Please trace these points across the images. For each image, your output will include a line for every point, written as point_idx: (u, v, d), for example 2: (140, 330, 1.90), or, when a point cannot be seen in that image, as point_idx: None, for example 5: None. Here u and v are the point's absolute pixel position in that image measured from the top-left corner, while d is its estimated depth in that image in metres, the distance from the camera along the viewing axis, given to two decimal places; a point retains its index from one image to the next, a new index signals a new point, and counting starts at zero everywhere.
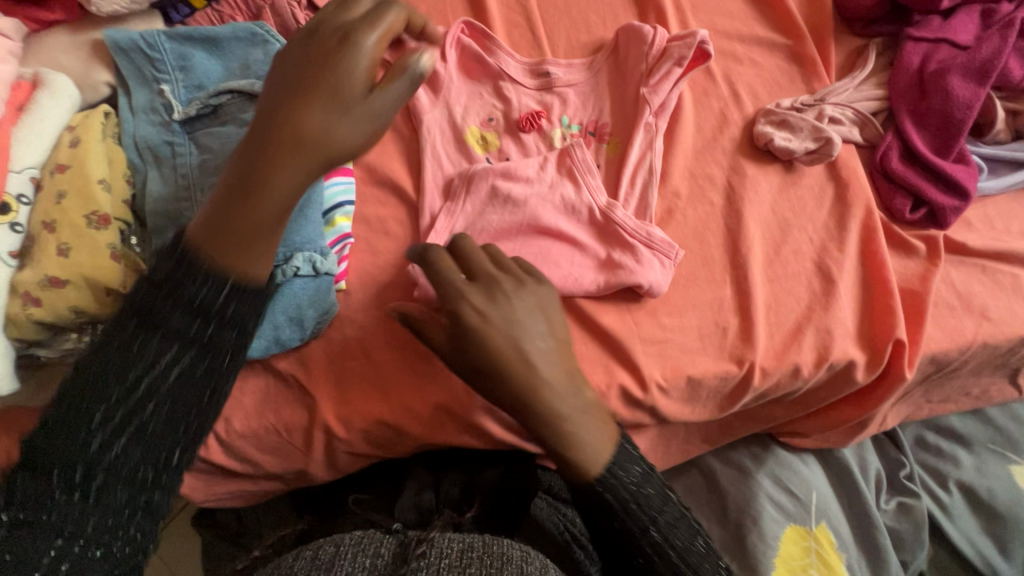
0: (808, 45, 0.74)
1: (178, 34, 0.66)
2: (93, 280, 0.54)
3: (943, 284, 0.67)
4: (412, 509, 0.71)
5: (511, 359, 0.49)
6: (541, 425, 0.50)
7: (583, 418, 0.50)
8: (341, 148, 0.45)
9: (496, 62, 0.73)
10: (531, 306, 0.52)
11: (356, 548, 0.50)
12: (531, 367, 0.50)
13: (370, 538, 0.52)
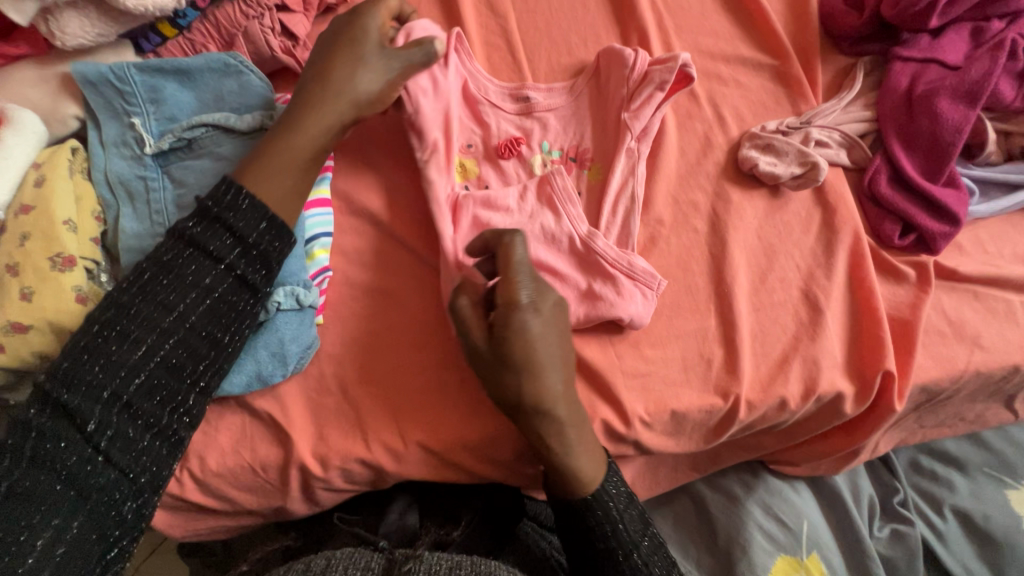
0: (794, 65, 0.72)
1: (149, 65, 0.63)
2: (57, 325, 0.53)
3: (934, 311, 0.65)
4: (395, 532, 0.72)
5: (538, 368, 0.53)
6: (548, 426, 0.55)
7: (582, 436, 0.56)
8: (359, 93, 0.59)
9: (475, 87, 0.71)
10: (550, 324, 0.54)
11: (348, 562, 0.54)
12: (549, 365, 0.54)
13: (359, 555, 0.56)
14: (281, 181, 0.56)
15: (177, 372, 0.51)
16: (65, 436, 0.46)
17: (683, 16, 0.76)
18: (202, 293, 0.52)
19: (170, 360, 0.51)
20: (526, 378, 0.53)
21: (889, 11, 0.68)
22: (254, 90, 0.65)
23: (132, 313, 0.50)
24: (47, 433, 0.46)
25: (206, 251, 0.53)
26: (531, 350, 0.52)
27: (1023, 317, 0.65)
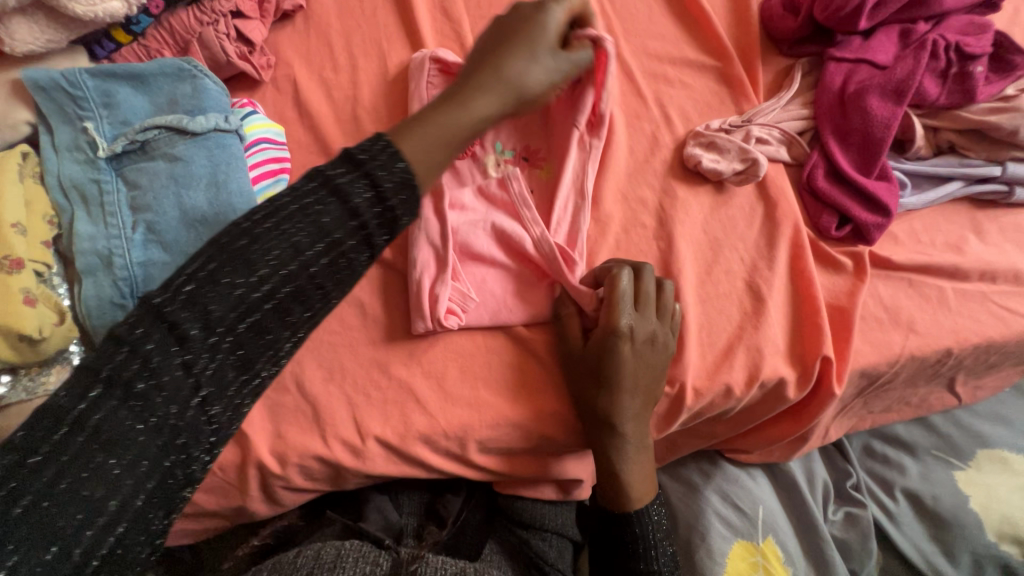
0: (735, 66, 0.75)
1: (101, 70, 0.64)
2: (3, 327, 0.53)
3: (871, 299, 0.68)
4: (382, 530, 0.73)
5: (623, 386, 0.58)
6: (619, 441, 0.60)
7: (641, 451, 0.61)
8: (523, 83, 0.51)
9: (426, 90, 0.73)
10: (648, 350, 0.60)
11: (359, 554, 0.59)
12: (629, 385, 0.59)
13: (367, 549, 0.61)
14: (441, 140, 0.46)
15: (273, 326, 0.42)
16: (166, 369, 0.38)
17: (632, 21, 0.78)
18: (305, 256, 0.41)
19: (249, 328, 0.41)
20: (603, 393, 0.59)
21: (821, 13, 0.71)
22: (208, 93, 0.66)
23: (258, 249, 0.41)
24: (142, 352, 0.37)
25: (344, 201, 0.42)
26: (620, 367, 0.58)
27: (955, 302, 0.69)
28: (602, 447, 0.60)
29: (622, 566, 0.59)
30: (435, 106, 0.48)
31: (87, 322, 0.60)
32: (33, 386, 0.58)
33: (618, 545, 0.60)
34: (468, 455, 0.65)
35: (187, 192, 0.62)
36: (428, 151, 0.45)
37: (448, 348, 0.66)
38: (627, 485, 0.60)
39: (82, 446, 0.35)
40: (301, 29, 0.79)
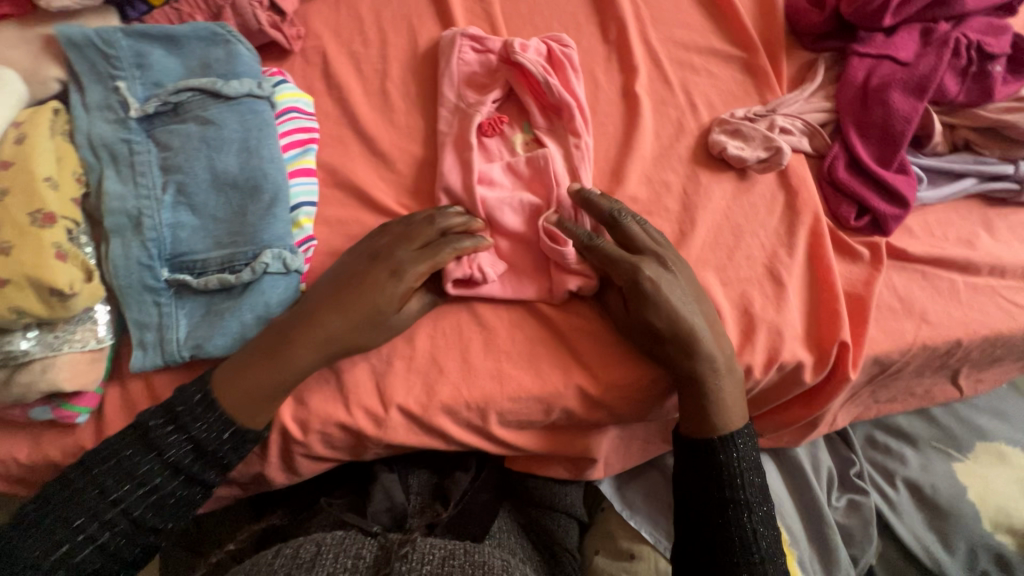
0: (761, 57, 0.77)
1: (135, 31, 0.64)
2: (35, 279, 0.52)
3: (886, 289, 0.70)
4: (385, 513, 0.69)
5: (664, 324, 0.60)
6: (700, 364, 0.61)
7: (726, 370, 0.62)
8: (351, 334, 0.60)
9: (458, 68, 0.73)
10: (678, 281, 0.62)
11: (339, 549, 0.54)
12: (684, 313, 0.61)
13: (351, 541, 0.56)
14: (241, 391, 0.58)
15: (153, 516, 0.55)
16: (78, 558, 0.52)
17: (659, 10, 0.80)
18: (147, 491, 0.55)
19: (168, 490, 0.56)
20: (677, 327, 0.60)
21: (847, 9, 0.73)
22: (241, 59, 0.66)
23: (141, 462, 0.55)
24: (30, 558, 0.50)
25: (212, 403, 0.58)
26: (666, 309, 0.60)
27: (965, 295, 0.71)
28: (683, 378, 0.62)
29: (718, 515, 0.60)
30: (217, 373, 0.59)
31: (112, 281, 0.60)
32: (54, 342, 0.57)
33: (708, 473, 0.62)
34: (489, 428, 0.65)
35: (220, 155, 0.63)
36: (234, 390, 0.58)
37: (473, 322, 0.67)
38: (715, 411, 0.62)
39: None
40: (331, 1, 0.78)
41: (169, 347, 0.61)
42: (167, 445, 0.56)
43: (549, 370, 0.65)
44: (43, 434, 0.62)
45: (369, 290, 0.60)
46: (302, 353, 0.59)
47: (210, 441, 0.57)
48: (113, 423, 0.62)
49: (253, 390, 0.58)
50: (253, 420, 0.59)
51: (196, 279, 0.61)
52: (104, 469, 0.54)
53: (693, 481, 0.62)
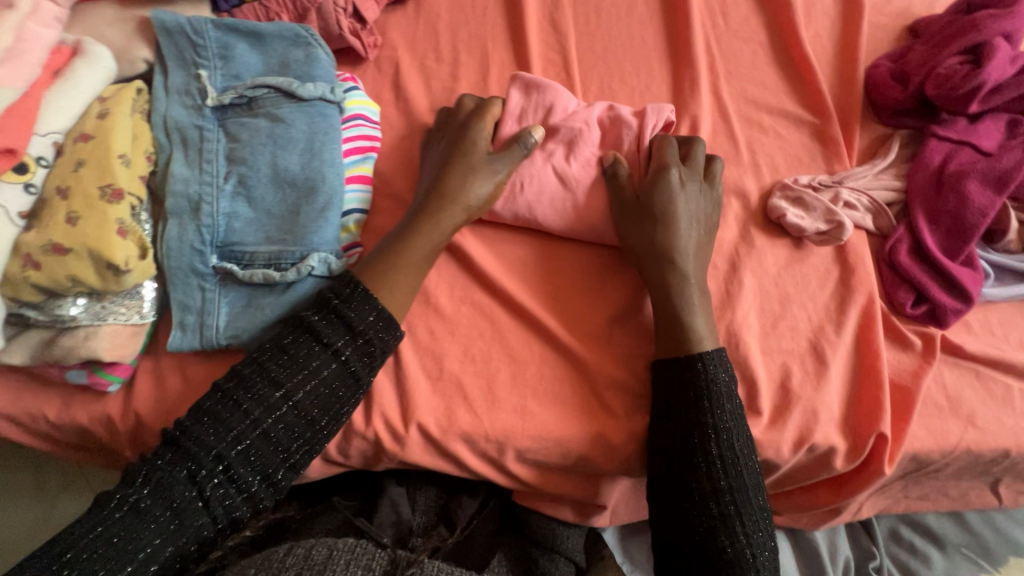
0: (833, 126, 0.75)
1: (225, 24, 0.66)
2: (95, 252, 0.54)
3: (935, 385, 0.66)
4: (391, 526, 0.68)
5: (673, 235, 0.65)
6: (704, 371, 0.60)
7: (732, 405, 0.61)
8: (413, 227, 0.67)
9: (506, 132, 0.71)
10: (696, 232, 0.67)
11: (350, 556, 0.54)
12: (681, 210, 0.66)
13: (362, 549, 0.56)
14: (394, 280, 0.63)
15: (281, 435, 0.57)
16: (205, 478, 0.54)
17: (735, 63, 0.78)
18: (279, 403, 0.57)
19: (272, 434, 0.57)
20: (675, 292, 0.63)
21: (932, 88, 0.70)
22: (319, 63, 0.68)
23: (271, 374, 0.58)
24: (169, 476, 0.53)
25: (318, 339, 0.59)
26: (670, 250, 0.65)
27: (1020, 403, 0.67)
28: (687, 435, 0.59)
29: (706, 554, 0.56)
30: (379, 262, 0.63)
31: (164, 260, 0.62)
32: (101, 312, 0.59)
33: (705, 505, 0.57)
34: (503, 461, 0.65)
35: (284, 153, 0.64)
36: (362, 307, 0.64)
37: (503, 352, 0.66)
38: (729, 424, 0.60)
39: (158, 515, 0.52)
40: (411, 15, 0.80)
41: (207, 333, 0.62)
42: (254, 402, 0.57)
43: (556, 410, 0.64)
44: (74, 396, 0.65)
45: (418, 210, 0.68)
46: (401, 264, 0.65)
47: (335, 357, 0.59)
48: (141, 397, 0.64)
49: (406, 280, 0.64)
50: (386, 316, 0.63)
51: (242, 270, 0.62)
52: (236, 386, 0.57)
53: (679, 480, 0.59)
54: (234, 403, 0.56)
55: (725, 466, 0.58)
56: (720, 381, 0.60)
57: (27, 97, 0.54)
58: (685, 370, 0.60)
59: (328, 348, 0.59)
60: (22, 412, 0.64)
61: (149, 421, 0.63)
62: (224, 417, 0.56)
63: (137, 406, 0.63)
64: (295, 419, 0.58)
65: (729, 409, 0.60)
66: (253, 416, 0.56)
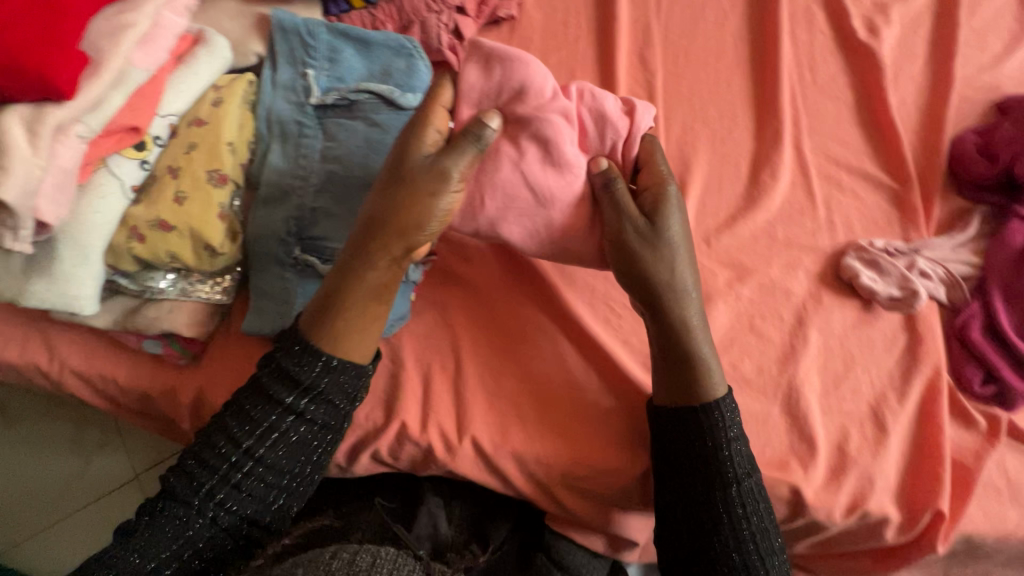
0: (914, 193, 0.74)
1: (336, 29, 0.69)
2: (196, 232, 0.56)
3: (997, 469, 0.65)
4: (428, 539, 0.70)
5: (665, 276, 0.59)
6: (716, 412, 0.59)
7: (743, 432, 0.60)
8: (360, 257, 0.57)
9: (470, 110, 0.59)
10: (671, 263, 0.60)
11: (394, 566, 0.55)
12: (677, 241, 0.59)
13: (404, 561, 0.57)
14: (332, 320, 0.57)
15: (267, 469, 0.56)
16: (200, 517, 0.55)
17: (819, 119, 0.79)
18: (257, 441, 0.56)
19: (255, 472, 0.56)
20: (681, 335, 0.59)
21: (1020, 169, 0.70)
22: (419, 74, 0.70)
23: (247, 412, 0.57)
24: (172, 512, 0.54)
25: (285, 379, 0.56)
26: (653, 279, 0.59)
27: None
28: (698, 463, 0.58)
29: None
30: (334, 303, 0.57)
31: (251, 246, 0.64)
32: (187, 288, 0.62)
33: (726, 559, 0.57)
34: (550, 485, 0.65)
35: (376, 157, 0.66)
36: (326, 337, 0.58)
37: (561, 377, 0.67)
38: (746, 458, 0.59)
39: (163, 548, 0.53)
40: (505, 36, 0.82)
41: (282, 321, 0.64)
42: (231, 442, 0.56)
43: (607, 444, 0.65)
44: (145, 364, 0.67)
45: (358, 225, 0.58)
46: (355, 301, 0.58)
47: (315, 389, 0.56)
48: (209, 374, 0.66)
49: (355, 319, 0.57)
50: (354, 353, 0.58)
51: (324, 265, 0.64)
52: (221, 424, 0.57)
53: (695, 533, 0.58)
54: (224, 431, 0.57)
55: (744, 515, 0.57)
56: (727, 417, 0.59)
57: (155, 79, 0.58)
58: (691, 416, 0.59)
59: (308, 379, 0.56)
60: (94, 373, 0.67)
61: (213, 399, 0.65)
62: (208, 456, 0.56)
63: (205, 382, 0.65)
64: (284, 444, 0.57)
65: (732, 434, 0.59)
66: (235, 453, 0.56)
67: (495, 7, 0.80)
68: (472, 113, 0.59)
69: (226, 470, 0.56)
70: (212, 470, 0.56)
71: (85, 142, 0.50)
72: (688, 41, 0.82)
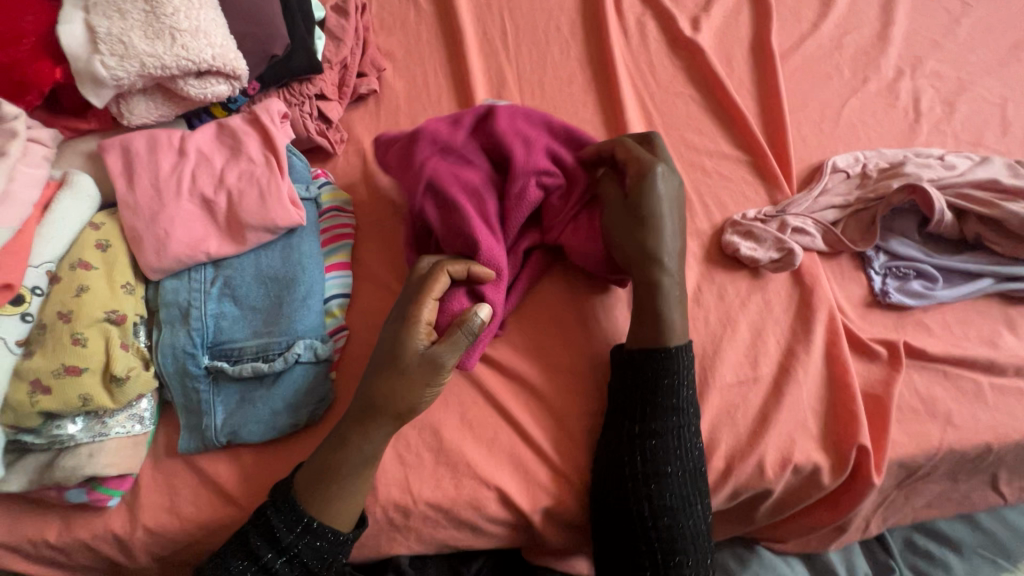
0: (769, 161, 0.82)
1: (205, 141, 0.71)
2: (102, 368, 0.59)
3: (907, 388, 0.69)
4: None
5: (653, 244, 0.65)
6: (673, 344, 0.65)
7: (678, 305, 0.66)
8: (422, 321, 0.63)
9: (129, 164, 0.68)
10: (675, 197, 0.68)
11: None
12: (664, 206, 0.66)
13: None
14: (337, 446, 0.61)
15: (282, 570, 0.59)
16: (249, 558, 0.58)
17: (671, 116, 0.86)
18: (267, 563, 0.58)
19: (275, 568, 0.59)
20: (654, 259, 0.65)
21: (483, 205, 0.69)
22: (294, 167, 0.75)
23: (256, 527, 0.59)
24: (259, 533, 0.59)
25: (274, 534, 0.59)
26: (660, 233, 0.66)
27: (991, 397, 0.70)
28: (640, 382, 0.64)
29: (634, 484, 0.62)
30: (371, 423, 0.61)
31: (158, 367, 0.64)
32: (101, 429, 0.60)
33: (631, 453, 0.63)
34: (519, 505, 0.65)
35: (265, 257, 0.69)
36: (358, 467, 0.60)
37: (529, 445, 0.68)
38: (670, 325, 0.65)
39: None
40: (373, 109, 0.87)
41: (208, 433, 0.64)
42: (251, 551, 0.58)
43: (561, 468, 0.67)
44: (75, 516, 0.63)
45: (381, 392, 0.61)
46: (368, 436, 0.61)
47: (312, 555, 0.60)
48: (147, 507, 0.63)
49: (395, 406, 0.60)
50: (336, 512, 0.60)
51: (232, 366, 0.65)
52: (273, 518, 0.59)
53: (624, 444, 0.63)
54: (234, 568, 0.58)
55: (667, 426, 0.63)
56: (683, 368, 0.64)
57: (21, 236, 0.60)
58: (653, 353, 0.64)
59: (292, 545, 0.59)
60: (21, 539, 0.62)
61: (160, 530, 0.63)
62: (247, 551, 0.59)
63: (145, 521, 0.63)
64: (276, 540, 0.59)
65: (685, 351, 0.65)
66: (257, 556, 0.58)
67: (356, 86, 0.86)
68: (128, 148, 0.68)
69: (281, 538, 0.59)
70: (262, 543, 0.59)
71: (16, 352, 0.58)
72: (541, 75, 0.90)
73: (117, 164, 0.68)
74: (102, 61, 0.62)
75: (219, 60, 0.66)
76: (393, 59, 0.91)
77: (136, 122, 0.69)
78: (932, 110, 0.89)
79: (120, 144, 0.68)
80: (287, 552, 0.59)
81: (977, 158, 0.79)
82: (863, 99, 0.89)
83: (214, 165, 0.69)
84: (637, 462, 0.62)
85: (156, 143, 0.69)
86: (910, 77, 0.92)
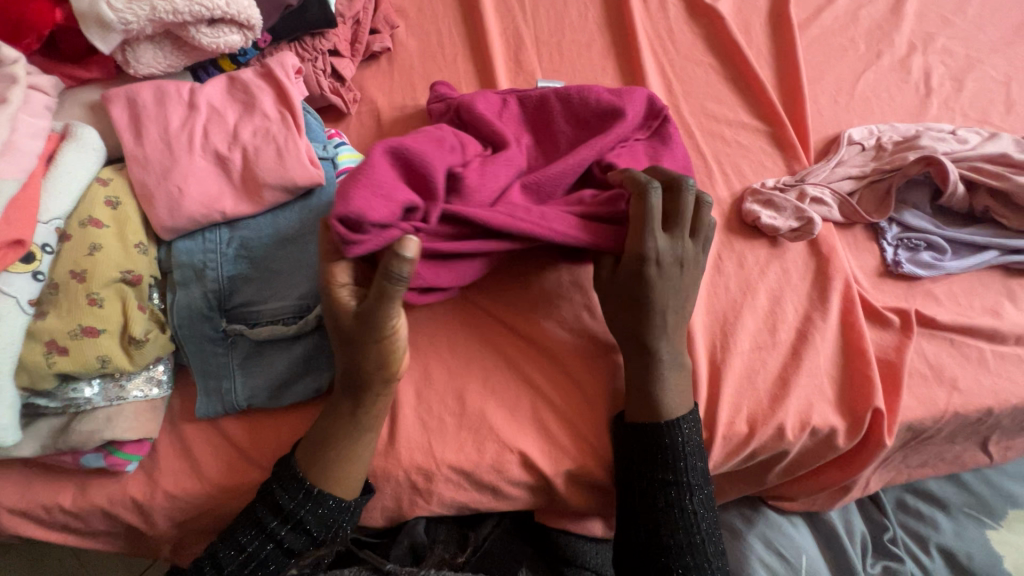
0: (787, 131, 0.82)
1: (215, 94, 0.67)
2: (119, 329, 0.57)
3: (916, 355, 0.72)
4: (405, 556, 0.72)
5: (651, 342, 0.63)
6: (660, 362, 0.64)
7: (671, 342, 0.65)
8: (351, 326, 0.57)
9: (135, 116, 0.64)
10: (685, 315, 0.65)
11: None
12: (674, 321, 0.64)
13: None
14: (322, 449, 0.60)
15: (291, 542, 0.59)
16: (252, 533, 0.58)
17: (690, 84, 0.85)
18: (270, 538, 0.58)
19: (285, 538, 0.59)
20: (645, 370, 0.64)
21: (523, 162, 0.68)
22: (309, 126, 0.72)
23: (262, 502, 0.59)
24: (261, 508, 0.59)
25: (281, 504, 0.58)
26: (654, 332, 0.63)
27: (994, 363, 0.73)
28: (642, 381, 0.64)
29: (650, 504, 0.63)
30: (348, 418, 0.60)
31: (174, 330, 0.62)
32: (117, 392, 0.58)
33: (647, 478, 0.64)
34: (544, 468, 0.66)
35: (283, 219, 0.66)
36: (344, 467, 0.59)
37: (557, 416, 0.68)
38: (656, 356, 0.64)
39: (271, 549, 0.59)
40: (386, 69, 0.84)
41: (228, 396, 0.63)
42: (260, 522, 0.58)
43: (583, 435, 0.68)
44: (90, 482, 0.61)
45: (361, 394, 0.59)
46: (362, 435, 0.60)
47: (321, 523, 0.59)
48: (166, 471, 0.62)
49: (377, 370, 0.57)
50: (342, 486, 0.60)
51: (252, 329, 0.63)
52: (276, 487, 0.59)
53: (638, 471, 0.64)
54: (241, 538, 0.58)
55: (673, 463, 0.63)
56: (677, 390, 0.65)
57: (27, 188, 0.56)
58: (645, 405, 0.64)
59: (298, 513, 0.58)
60: (34, 505, 0.61)
61: (181, 495, 0.61)
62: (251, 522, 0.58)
63: (165, 485, 0.61)
64: (279, 513, 0.58)
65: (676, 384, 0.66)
66: (266, 527, 0.58)
67: (369, 43, 0.83)
68: (134, 97, 0.64)
69: (282, 506, 0.58)
70: (267, 518, 0.58)
71: (29, 312, 0.55)
72: (559, 37, 0.87)
73: (122, 116, 0.64)
74: (108, 1, 0.58)
75: (233, 7, 0.62)
76: (405, 17, 0.88)
77: (141, 72, 0.65)
78: (942, 86, 0.91)
79: (125, 95, 0.64)
80: (293, 521, 0.58)
81: (987, 133, 0.81)
82: (877, 73, 0.90)
83: (225, 120, 0.66)
84: (655, 488, 0.64)
85: (164, 95, 0.65)
86: (922, 53, 0.93)
